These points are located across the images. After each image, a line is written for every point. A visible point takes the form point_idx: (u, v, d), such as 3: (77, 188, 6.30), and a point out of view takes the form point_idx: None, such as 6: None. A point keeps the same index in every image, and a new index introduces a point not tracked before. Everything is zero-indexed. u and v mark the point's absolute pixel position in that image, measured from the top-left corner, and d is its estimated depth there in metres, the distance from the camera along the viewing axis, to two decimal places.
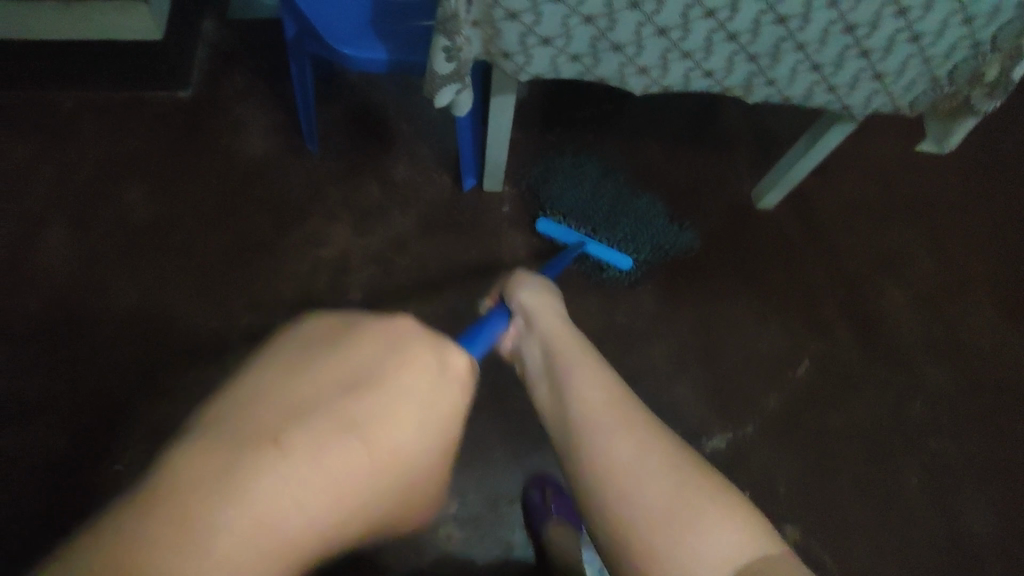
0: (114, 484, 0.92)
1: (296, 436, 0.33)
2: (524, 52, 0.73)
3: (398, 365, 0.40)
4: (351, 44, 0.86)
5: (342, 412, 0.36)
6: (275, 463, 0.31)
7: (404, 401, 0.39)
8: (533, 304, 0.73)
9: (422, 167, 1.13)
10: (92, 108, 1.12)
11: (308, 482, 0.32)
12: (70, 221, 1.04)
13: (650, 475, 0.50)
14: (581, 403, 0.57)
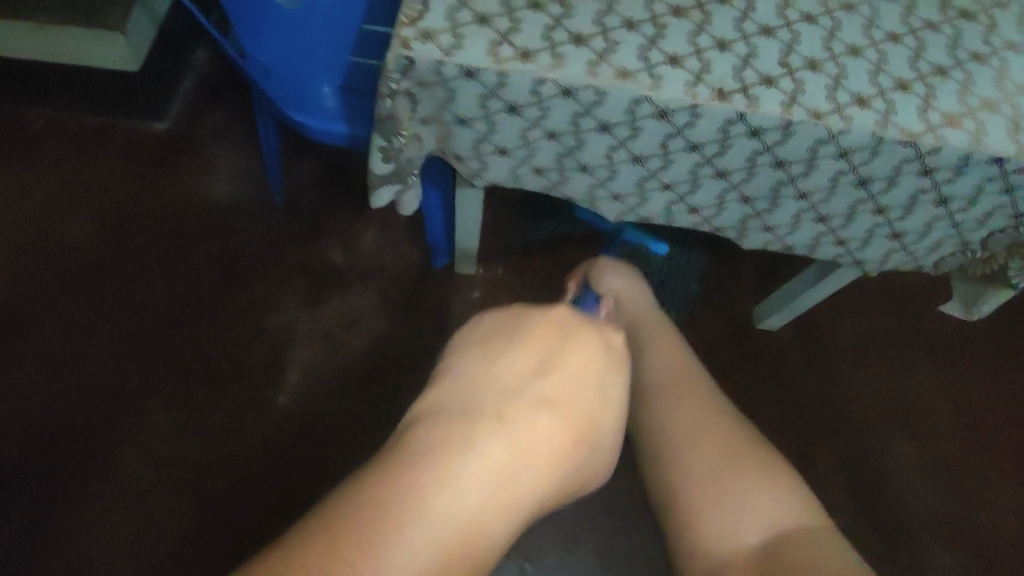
0: None
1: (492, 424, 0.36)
2: (478, 159, 0.64)
3: (568, 355, 0.42)
4: (304, 112, 0.79)
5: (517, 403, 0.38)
6: (480, 441, 0.35)
7: (576, 385, 0.41)
8: (622, 290, 0.66)
9: (392, 238, 1.05)
10: (60, 132, 1.07)
11: (496, 468, 0.35)
12: (10, 251, 0.98)
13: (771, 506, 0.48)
14: (675, 393, 0.54)
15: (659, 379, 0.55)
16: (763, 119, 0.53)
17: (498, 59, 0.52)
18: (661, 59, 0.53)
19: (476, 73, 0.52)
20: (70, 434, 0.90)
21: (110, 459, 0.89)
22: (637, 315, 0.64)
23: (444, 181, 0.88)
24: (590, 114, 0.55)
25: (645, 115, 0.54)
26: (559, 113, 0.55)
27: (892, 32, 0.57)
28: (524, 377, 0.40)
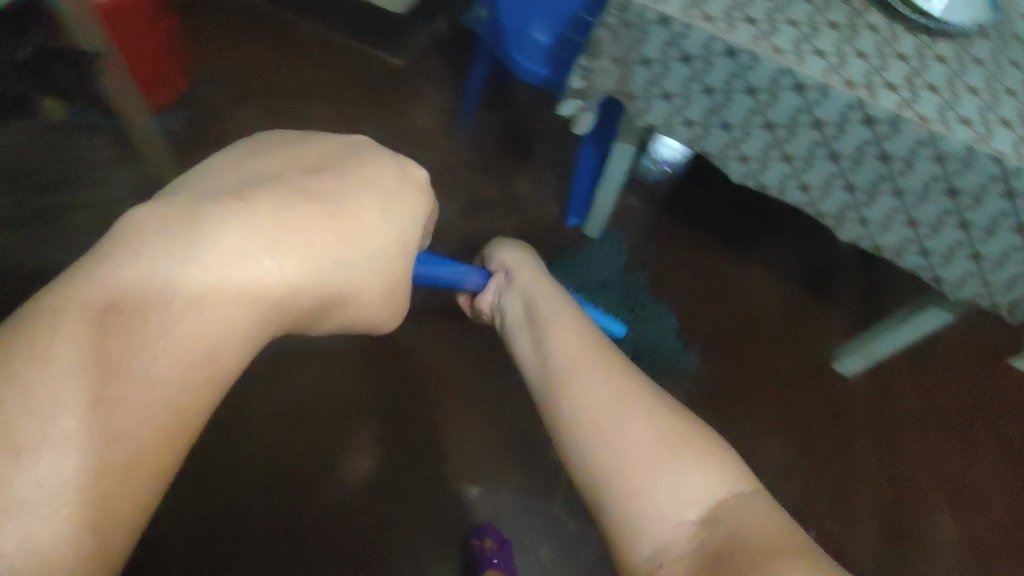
0: None
1: (250, 207, 0.35)
2: (646, 100, 0.83)
3: (318, 181, 0.39)
4: (523, 54, 1.04)
5: (303, 194, 0.37)
6: (202, 239, 0.33)
7: (342, 202, 0.39)
8: (515, 263, 0.75)
9: (540, 191, 1.25)
10: (322, 39, 1.37)
11: (248, 252, 0.33)
12: (262, 107, 1.26)
13: (600, 384, 0.46)
14: (580, 359, 0.49)
15: (562, 351, 0.51)
16: (878, 110, 0.67)
17: (689, 17, 0.71)
18: (810, 49, 0.70)
19: (669, 23, 0.72)
20: None
21: None
22: (522, 281, 0.70)
23: (605, 144, 1.06)
24: (742, 76, 0.73)
25: (784, 86, 0.71)
26: (719, 70, 0.74)
27: (1011, 90, 0.70)
28: (302, 184, 0.38)
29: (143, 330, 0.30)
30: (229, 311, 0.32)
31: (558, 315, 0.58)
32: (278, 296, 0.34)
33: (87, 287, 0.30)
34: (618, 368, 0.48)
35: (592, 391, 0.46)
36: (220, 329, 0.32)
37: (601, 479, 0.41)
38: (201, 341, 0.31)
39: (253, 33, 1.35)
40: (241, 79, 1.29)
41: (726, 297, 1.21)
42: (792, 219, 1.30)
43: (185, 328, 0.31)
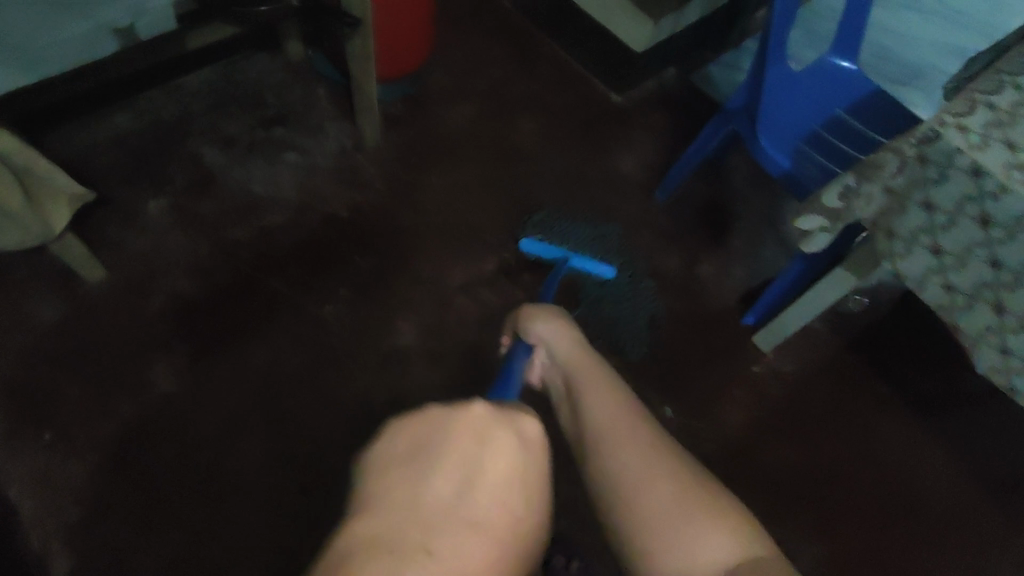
0: (342, 266, 1.07)
1: (434, 470, 0.49)
2: (907, 246, 0.70)
3: (489, 434, 0.53)
4: (768, 140, 0.97)
5: (481, 448, 0.51)
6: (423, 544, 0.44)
7: (475, 477, 0.49)
8: (548, 333, 0.76)
9: (722, 279, 1.15)
10: (555, 61, 1.37)
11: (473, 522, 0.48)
12: (477, 106, 1.27)
13: (641, 463, 0.60)
14: (613, 432, 0.63)
15: (597, 428, 0.65)
16: None
17: (1012, 179, 0.58)
18: None
19: (981, 176, 0.60)
20: (429, 238, 1.12)
21: (442, 281, 1.09)
22: (562, 353, 0.74)
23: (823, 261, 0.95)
24: None
25: None
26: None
27: None
28: (482, 492, 0.49)
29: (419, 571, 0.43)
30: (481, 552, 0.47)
31: (523, 471, 0.53)
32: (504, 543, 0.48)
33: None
34: (638, 431, 0.63)
35: (619, 465, 0.61)
36: (487, 543, 0.47)
37: (644, 531, 0.57)
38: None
39: (494, 34, 1.37)
40: (469, 73, 1.30)
41: (893, 473, 1.03)
42: (997, 412, 1.10)
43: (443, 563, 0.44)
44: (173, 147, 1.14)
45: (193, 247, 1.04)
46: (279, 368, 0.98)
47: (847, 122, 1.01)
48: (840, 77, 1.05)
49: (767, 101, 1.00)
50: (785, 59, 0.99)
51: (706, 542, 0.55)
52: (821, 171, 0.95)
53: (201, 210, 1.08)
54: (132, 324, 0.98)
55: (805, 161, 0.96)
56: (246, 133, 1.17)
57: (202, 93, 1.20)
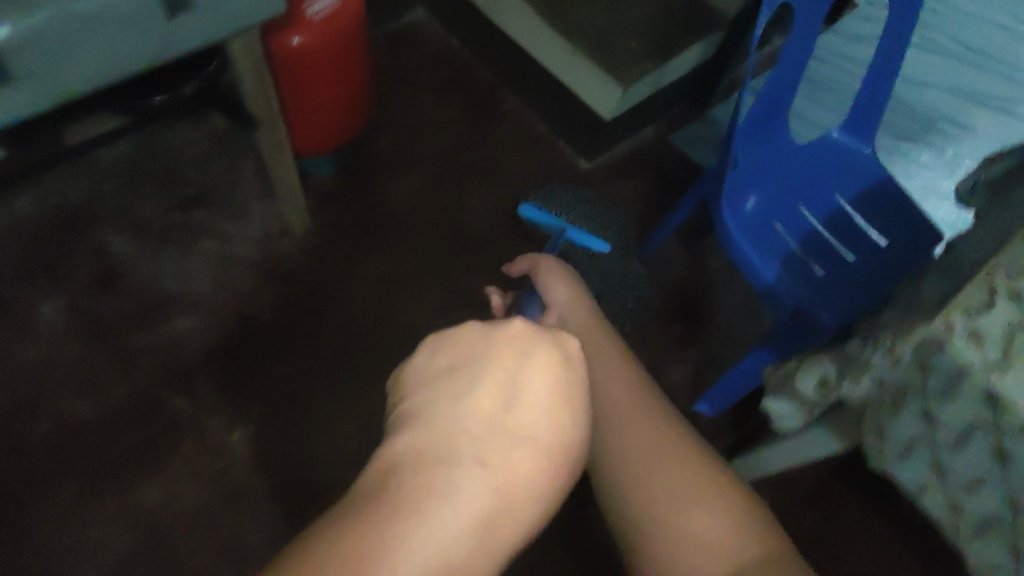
0: (258, 380, 0.94)
1: (459, 398, 0.41)
2: (902, 453, 0.56)
3: (534, 357, 0.44)
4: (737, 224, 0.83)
5: (527, 363, 0.43)
6: (472, 482, 0.36)
7: (540, 391, 0.42)
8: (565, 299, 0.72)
9: (696, 387, 1.01)
10: (518, 120, 1.23)
11: (479, 498, 0.36)
12: (426, 179, 1.13)
13: (646, 446, 0.54)
14: (620, 410, 0.56)
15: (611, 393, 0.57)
16: None
17: None
18: None
19: (999, 406, 0.46)
20: (363, 340, 0.99)
21: (372, 394, 0.96)
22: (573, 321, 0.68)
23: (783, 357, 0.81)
24: None
25: None
26: None
27: None
28: (486, 441, 0.38)
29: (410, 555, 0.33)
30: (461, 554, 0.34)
31: (566, 398, 0.43)
32: (488, 533, 0.36)
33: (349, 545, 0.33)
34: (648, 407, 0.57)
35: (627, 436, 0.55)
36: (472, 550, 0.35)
37: (662, 529, 0.49)
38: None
39: (450, 92, 1.23)
40: (418, 139, 1.17)
41: None
42: None
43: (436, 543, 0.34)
44: (76, 236, 1.01)
45: (88, 359, 0.93)
46: (173, 508, 0.86)
47: (842, 214, 0.88)
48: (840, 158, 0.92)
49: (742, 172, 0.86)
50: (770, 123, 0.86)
51: (702, 526, 0.49)
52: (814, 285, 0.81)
53: (102, 313, 0.96)
54: (14, 456, 0.86)
55: (795, 272, 0.82)
56: (161, 217, 1.04)
57: (114, 170, 1.07)
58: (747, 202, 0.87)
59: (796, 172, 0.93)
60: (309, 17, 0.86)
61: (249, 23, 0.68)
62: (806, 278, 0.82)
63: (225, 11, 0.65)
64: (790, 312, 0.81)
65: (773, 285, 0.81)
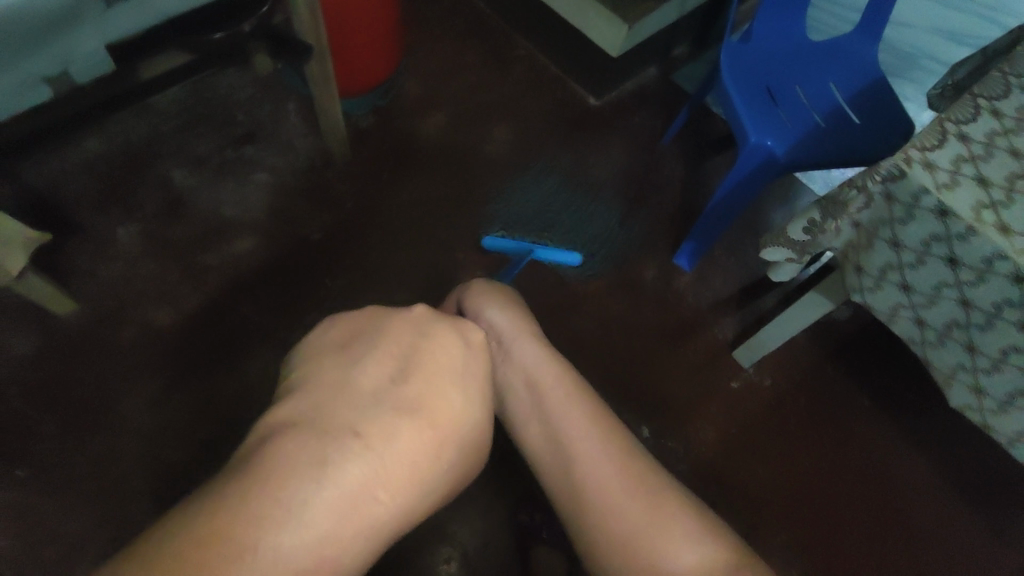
0: (314, 292, 1.06)
1: (367, 432, 0.49)
2: (876, 280, 0.69)
3: (431, 342, 0.57)
4: (733, 88, 0.95)
5: (433, 342, 0.58)
6: (349, 463, 0.46)
7: (427, 365, 0.56)
8: (504, 323, 0.71)
9: (700, 288, 1.13)
10: (532, 63, 1.34)
11: (361, 481, 0.46)
12: (451, 116, 1.25)
13: (624, 494, 0.57)
14: (602, 466, 0.59)
15: (578, 451, 0.60)
16: None
17: (977, 220, 0.56)
18: None
19: (948, 217, 0.57)
20: (403, 255, 1.11)
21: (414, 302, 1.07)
22: (523, 356, 0.68)
23: (755, 190, 0.96)
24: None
25: None
26: (990, 290, 0.58)
27: None
28: (366, 415, 0.50)
29: (275, 538, 0.42)
30: (335, 537, 0.44)
31: (472, 365, 0.58)
32: (367, 525, 0.46)
33: (238, 515, 0.41)
34: (628, 453, 0.60)
35: (615, 495, 0.57)
36: (338, 547, 0.44)
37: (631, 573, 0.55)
38: (330, 533, 0.44)
39: (468, 39, 1.34)
40: (442, 81, 1.28)
41: (875, 486, 1.01)
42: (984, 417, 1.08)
43: (303, 534, 0.43)
44: (144, 171, 1.12)
45: (162, 274, 1.04)
46: (246, 397, 0.97)
47: (834, 99, 0.98)
48: (842, 51, 1.03)
49: (744, 51, 0.99)
50: (779, 11, 1.00)
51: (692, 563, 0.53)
52: (776, 145, 0.91)
53: (170, 235, 1.07)
54: (106, 355, 0.98)
55: (769, 132, 0.92)
56: (217, 154, 1.16)
57: (172, 114, 1.19)
58: (750, 70, 0.98)
59: (803, 57, 1.02)
60: None
61: None
62: (789, 135, 0.93)
63: None
64: (759, 167, 0.93)
65: (747, 143, 0.92)
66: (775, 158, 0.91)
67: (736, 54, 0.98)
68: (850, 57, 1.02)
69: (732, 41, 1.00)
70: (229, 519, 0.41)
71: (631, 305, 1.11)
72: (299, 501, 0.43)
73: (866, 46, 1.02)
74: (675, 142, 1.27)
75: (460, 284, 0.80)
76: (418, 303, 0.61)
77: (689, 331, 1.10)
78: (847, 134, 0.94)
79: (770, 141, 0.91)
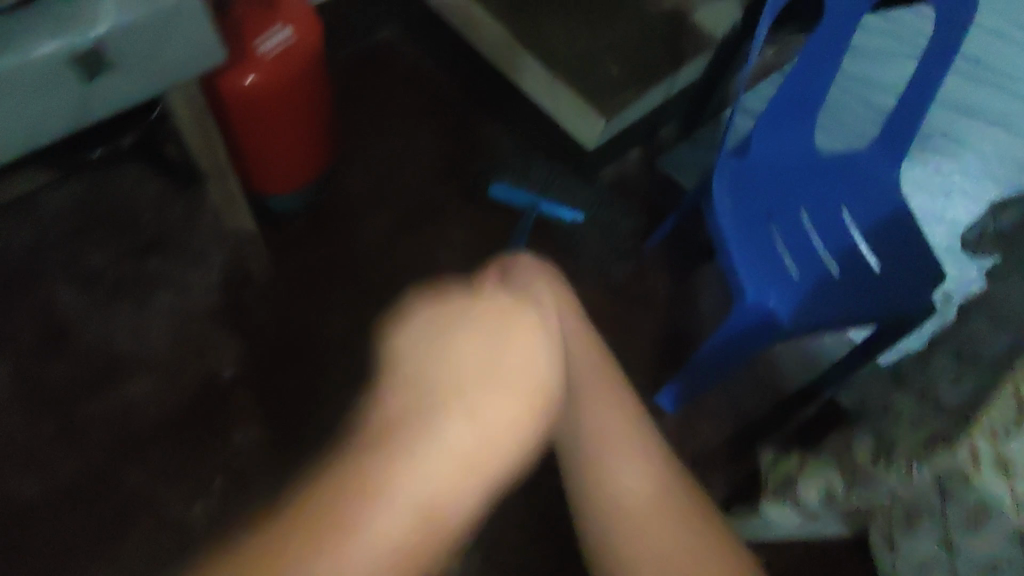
0: (219, 450, 0.88)
1: (454, 405, 0.35)
2: (922, 563, 0.53)
3: (505, 339, 0.39)
4: (731, 223, 0.76)
5: (507, 332, 0.39)
6: (439, 430, 0.33)
7: (507, 358, 0.38)
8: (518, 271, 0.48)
9: (688, 436, 0.96)
10: (497, 146, 1.16)
11: (440, 474, 0.32)
12: (398, 215, 1.06)
13: (662, 528, 0.39)
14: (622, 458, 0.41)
15: (601, 447, 0.42)
16: None
17: None
18: None
19: None
20: (333, 395, 0.93)
21: None
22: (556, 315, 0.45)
23: (752, 349, 0.78)
24: None
25: None
26: None
27: None
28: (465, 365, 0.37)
29: (330, 563, 0.28)
30: (410, 546, 0.30)
31: (539, 350, 0.39)
32: (430, 545, 0.31)
33: (298, 532, 0.29)
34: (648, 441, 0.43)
35: (657, 531, 0.39)
36: (413, 554, 0.30)
37: None
38: (406, 553, 0.30)
39: (423, 117, 1.16)
40: (390, 171, 1.10)
41: None
42: None
43: (365, 559, 0.29)
44: (20, 292, 0.93)
45: (32, 431, 0.85)
46: None
47: (849, 236, 0.81)
48: (858, 172, 0.86)
49: (743, 173, 0.81)
50: (785, 124, 0.83)
51: None
52: (780, 305, 0.73)
53: (46, 378, 0.88)
54: None
55: (771, 287, 0.74)
56: (112, 267, 0.97)
57: (61, 215, 0.99)
58: (751, 197, 0.80)
59: (812, 178, 0.85)
60: (262, 56, 0.78)
61: (190, 75, 0.58)
62: (795, 289, 0.75)
63: (153, 69, 0.55)
64: (757, 327, 0.76)
65: (744, 299, 0.74)
66: (776, 322, 0.74)
67: (735, 177, 0.80)
68: (865, 181, 0.85)
69: (732, 158, 0.82)
70: (263, 554, 0.28)
71: None
72: (378, 493, 0.30)
73: (883, 166, 0.86)
74: (661, 249, 1.09)
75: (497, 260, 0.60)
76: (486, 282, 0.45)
77: None
78: (865, 286, 0.77)
79: (772, 296, 0.73)
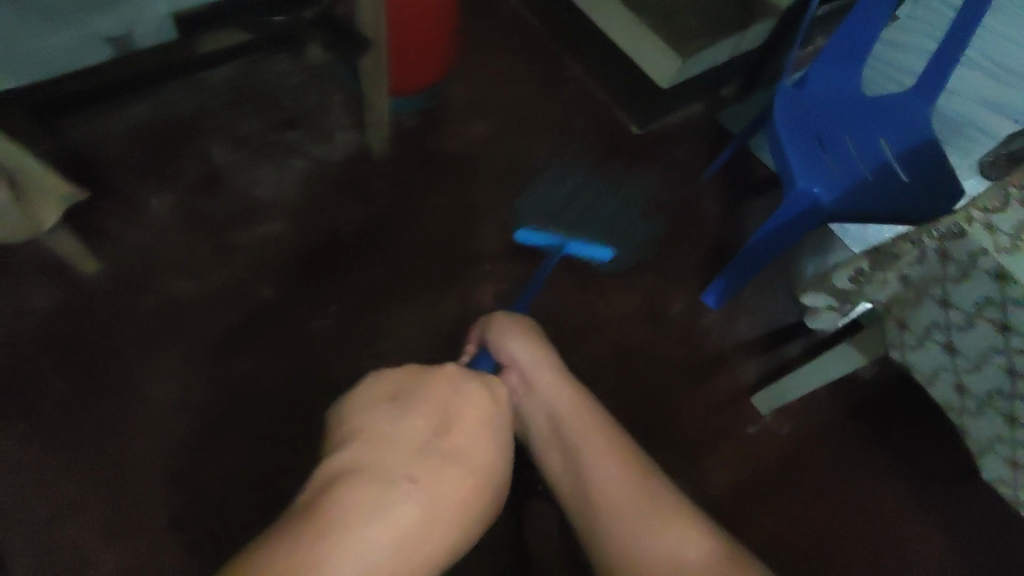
0: (336, 284, 1.05)
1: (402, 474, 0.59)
2: (920, 338, 0.67)
3: (459, 417, 0.67)
4: (786, 131, 0.94)
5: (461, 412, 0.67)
6: (402, 497, 0.57)
7: (463, 418, 0.67)
8: (528, 362, 0.77)
9: (727, 328, 1.11)
10: (580, 84, 1.35)
11: (403, 520, 0.55)
12: (494, 126, 1.25)
13: (621, 511, 0.66)
14: (615, 498, 0.67)
15: (598, 480, 0.68)
16: None
17: None
18: None
19: (1006, 282, 0.54)
20: (430, 257, 1.10)
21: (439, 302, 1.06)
22: (547, 392, 0.76)
23: (794, 235, 0.95)
24: None
25: None
26: None
27: None
28: (413, 462, 0.61)
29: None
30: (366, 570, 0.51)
31: (487, 427, 0.68)
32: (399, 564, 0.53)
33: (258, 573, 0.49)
34: (638, 476, 0.68)
35: (628, 529, 0.65)
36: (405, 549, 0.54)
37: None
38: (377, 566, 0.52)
39: (521, 54, 1.35)
40: (489, 91, 1.29)
41: (883, 550, 0.98)
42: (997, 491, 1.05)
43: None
44: (184, 141, 1.13)
45: (190, 248, 1.04)
46: (253, 381, 0.96)
47: (884, 154, 0.98)
48: (893, 109, 1.03)
49: (798, 97, 0.99)
50: (835, 65, 1.01)
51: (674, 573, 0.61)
52: (824, 193, 0.90)
53: (205, 210, 1.07)
54: (122, 322, 0.97)
55: (817, 179, 0.91)
56: (258, 135, 1.16)
57: (220, 90, 1.19)
58: (803, 115, 0.97)
59: (854, 109, 1.02)
60: None
61: None
62: (836, 184, 0.92)
63: None
64: (804, 213, 0.92)
65: (795, 188, 0.91)
66: (821, 207, 0.90)
67: (792, 99, 0.98)
68: (899, 116, 1.02)
69: (790, 86, 0.99)
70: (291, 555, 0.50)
71: (653, 334, 1.09)
72: (362, 528, 0.53)
73: (915, 107, 1.03)
74: (714, 180, 1.26)
75: (483, 318, 0.84)
76: (447, 365, 0.72)
77: (712, 370, 1.08)
78: (893, 189, 0.93)
79: (817, 184, 0.90)
